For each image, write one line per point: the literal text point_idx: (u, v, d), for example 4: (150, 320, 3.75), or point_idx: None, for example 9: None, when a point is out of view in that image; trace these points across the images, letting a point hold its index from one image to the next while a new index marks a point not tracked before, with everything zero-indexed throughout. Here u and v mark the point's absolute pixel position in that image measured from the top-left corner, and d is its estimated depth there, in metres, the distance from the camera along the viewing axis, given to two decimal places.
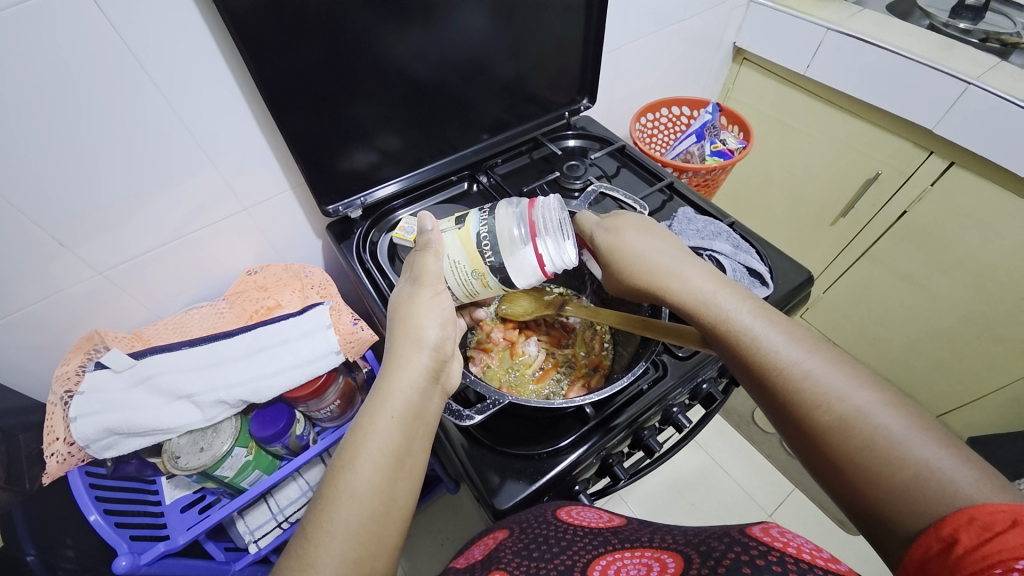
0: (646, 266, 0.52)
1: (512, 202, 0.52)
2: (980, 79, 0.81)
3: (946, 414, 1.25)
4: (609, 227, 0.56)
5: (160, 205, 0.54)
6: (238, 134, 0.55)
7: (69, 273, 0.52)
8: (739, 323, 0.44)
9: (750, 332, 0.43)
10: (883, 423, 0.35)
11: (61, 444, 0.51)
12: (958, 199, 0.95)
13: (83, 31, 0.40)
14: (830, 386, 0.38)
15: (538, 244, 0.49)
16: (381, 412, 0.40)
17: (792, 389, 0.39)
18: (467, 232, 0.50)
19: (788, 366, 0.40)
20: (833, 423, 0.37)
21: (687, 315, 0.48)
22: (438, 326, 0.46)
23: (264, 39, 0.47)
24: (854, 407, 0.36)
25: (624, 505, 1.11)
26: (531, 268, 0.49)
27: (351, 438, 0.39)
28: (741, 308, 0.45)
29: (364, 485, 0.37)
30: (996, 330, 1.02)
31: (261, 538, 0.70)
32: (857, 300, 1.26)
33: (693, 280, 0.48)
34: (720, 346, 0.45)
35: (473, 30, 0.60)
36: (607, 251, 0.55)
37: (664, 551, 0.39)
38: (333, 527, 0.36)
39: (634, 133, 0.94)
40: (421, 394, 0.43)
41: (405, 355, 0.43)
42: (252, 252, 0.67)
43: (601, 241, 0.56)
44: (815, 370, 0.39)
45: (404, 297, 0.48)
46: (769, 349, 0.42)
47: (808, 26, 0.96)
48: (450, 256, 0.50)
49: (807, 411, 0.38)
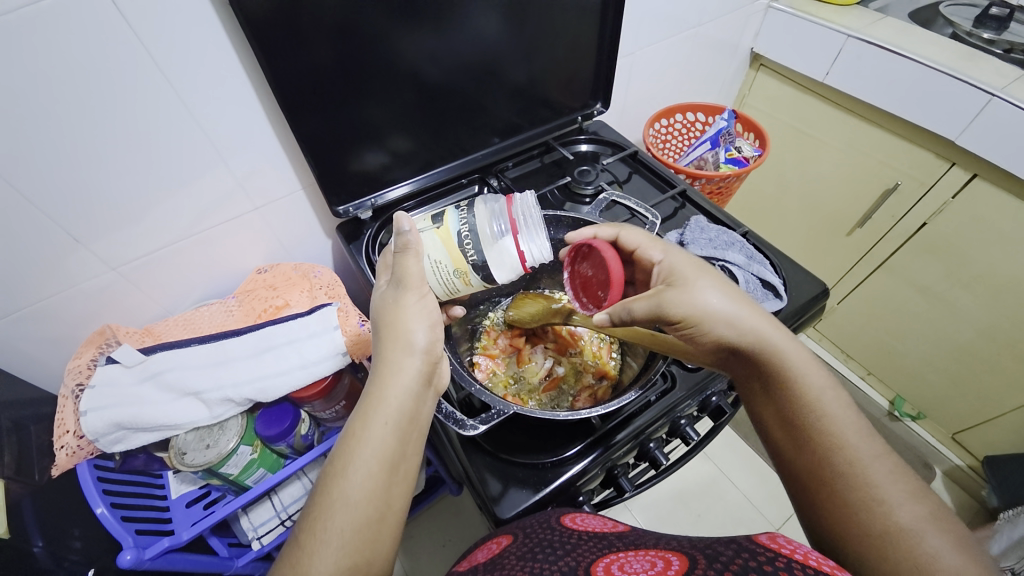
0: (732, 314, 0.46)
1: (488, 198, 0.51)
2: (1004, 90, 0.79)
3: (962, 431, 1.21)
4: (695, 265, 0.50)
5: (176, 201, 0.55)
6: (250, 134, 0.55)
7: (84, 269, 0.53)
8: (827, 408, 0.42)
9: (837, 421, 0.42)
10: (937, 544, 0.34)
11: (71, 437, 0.52)
12: (979, 211, 0.93)
13: (109, 36, 0.41)
14: (894, 494, 0.37)
15: (518, 239, 0.49)
16: (376, 417, 0.40)
17: (861, 483, 0.38)
18: (447, 232, 0.49)
19: (865, 462, 0.39)
20: (889, 528, 0.36)
21: (762, 383, 0.46)
22: (427, 329, 0.44)
23: (277, 39, 0.47)
24: (911, 520, 0.36)
25: (628, 514, 1.10)
26: (512, 262, 0.49)
27: (344, 446, 0.39)
28: (823, 392, 0.44)
29: (359, 493, 0.38)
30: (1016, 345, 1.00)
31: (265, 535, 0.70)
32: (872, 312, 1.24)
33: (790, 350, 0.45)
34: (794, 421, 0.43)
35: (486, 31, 0.60)
36: (692, 282, 0.48)
37: (670, 552, 0.37)
38: (328, 535, 0.36)
39: (647, 138, 0.93)
40: (415, 399, 0.42)
41: (397, 360, 0.43)
42: (262, 251, 0.67)
43: (682, 272, 0.49)
44: (885, 476, 0.39)
45: (388, 302, 0.46)
46: (851, 441, 0.41)
47: (828, 33, 0.95)
48: (430, 256, 0.50)
49: (870, 509, 0.37)
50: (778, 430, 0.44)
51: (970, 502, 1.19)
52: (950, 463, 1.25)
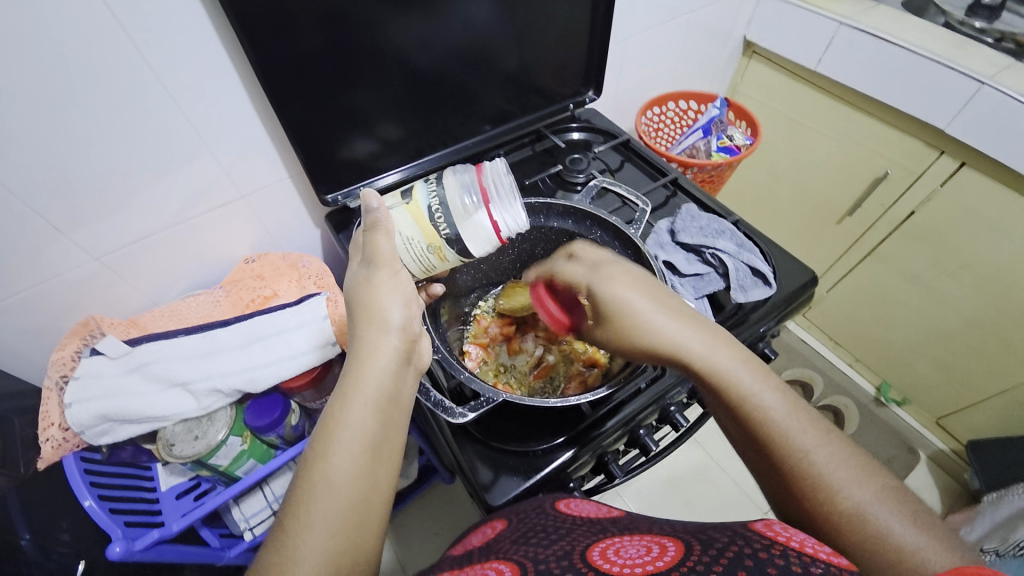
0: (652, 329, 0.44)
1: (458, 170, 0.51)
2: (995, 79, 0.80)
3: (946, 417, 1.24)
4: (609, 275, 0.47)
5: (158, 190, 0.53)
6: (235, 121, 0.54)
7: (65, 259, 0.51)
8: (762, 406, 0.41)
9: (777, 417, 0.40)
10: (888, 523, 0.34)
11: (56, 430, 0.51)
12: (966, 200, 0.94)
13: (86, 21, 0.40)
14: (842, 478, 0.37)
15: (491, 210, 0.49)
16: (354, 399, 0.40)
17: (809, 474, 0.37)
18: (417, 207, 0.49)
19: (807, 453, 0.38)
20: (840, 513, 0.35)
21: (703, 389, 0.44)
22: (402, 306, 0.44)
23: (261, 24, 0.46)
24: (859, 503, 0.35)
25: (620, 500, 1.11)
26: (486, 233, 0.49)
27: (323, 429, 0.39)
28: (761, 386, 0.42)
29: (342, 476, 0.37)
30: (1000, 333, 1.01)
31: (256, 525, 0.70)
32: (861, 300, 1.25)
33: (715, 352, 0.43)
34: (739, 425, 0.42)
35: (477, 16, 0.59)
36: (609, 297, 0.46)
37: (665, 536, 0.38)
38: (311, 520, 0.36)
39: (639, 126, 0.93)
40: (394, 377, 0.42)
41: (372, 340, 0.42)
42: (249, 240, 0.66)
43: (601, 291, 0.47)
44: (832, 462, 0.37)
45: (361, 281, 0.45)
46: (791, 435, 0.39)
47: (821, 21, 0.94)
48: (402, 234, 0.49)
49: (823, 498, 0.36)
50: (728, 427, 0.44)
51: (953, 485, 1.23)
52: (934, 448, 1.28)
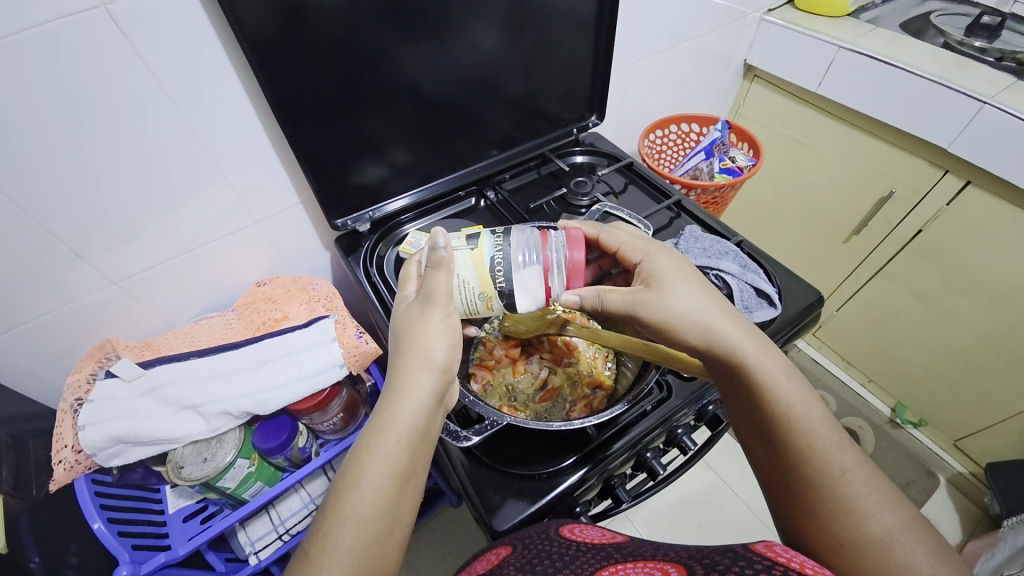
0: (705, 326, 0.46)
1: (524, 229, 0.51)
2: (996, 98, 0.80)
3: (964, 438, 1.20)
4: (674, 267, 0.50)
5: (177, 214, 0.55)
6: (247, 149, 0.56)
7: (83, 284, 0.53)
8: (802, 418, 0.43)
9: (815, 436, 0.42)
10: (912, 554, 0.35)
11: (69, 452, 0.52)
12: (974, 218, 0.93)
13: (108, 56, 0.42)
14: (869, 503, 0.38)
15: (549, 279, 0.49)
16: (388, 433, 0.40)
17: (840, 494, 0.39)
18: (481, 254, 0.48)
19: (843, 473, 0.40)
20: (864, 537, 0.37)
21: (739, 397, 0.46)
22: (447, 347, 0.44)
23: (276, 57, 0.48)
24: (886, 529, 0.37)
25: (629, 525, 1.09)
26: (537, 297, 0.49)
27: (355, 459, 0.40)
28: (803, 402, 0.44)
29: (369, 509, 0.38)
30: (1016, 351, 0.99)
31: (262, 549, 0.69)
32: (871, 319, 1.24)
33: (765, 362, 0.45)
34: (772, 439, 0.44)
35: (484, 46, 0.61)
36: (666, 279, 0.49)
37: (669, 562, 0.37)
38: (337, 551, 0.36)
39: (643, 149, 0.94)
40: (428, 415, 0.42)
41: (413, 375, 0.42)
42: (261, 264, 0.68)
43: (659, 275, 0.49)
44: (861, 485, 0.39)
45: (414, 316, 0.45)
46: (826, 453, 0.41)
47: (820, 45, 0.96)
48: (459, 275, 0.48)
49: (853, 521, 0.38)
50: (752, 438, 0.46)
51: (974, 508, 1.19)
52: (953, 471, 1.24)
